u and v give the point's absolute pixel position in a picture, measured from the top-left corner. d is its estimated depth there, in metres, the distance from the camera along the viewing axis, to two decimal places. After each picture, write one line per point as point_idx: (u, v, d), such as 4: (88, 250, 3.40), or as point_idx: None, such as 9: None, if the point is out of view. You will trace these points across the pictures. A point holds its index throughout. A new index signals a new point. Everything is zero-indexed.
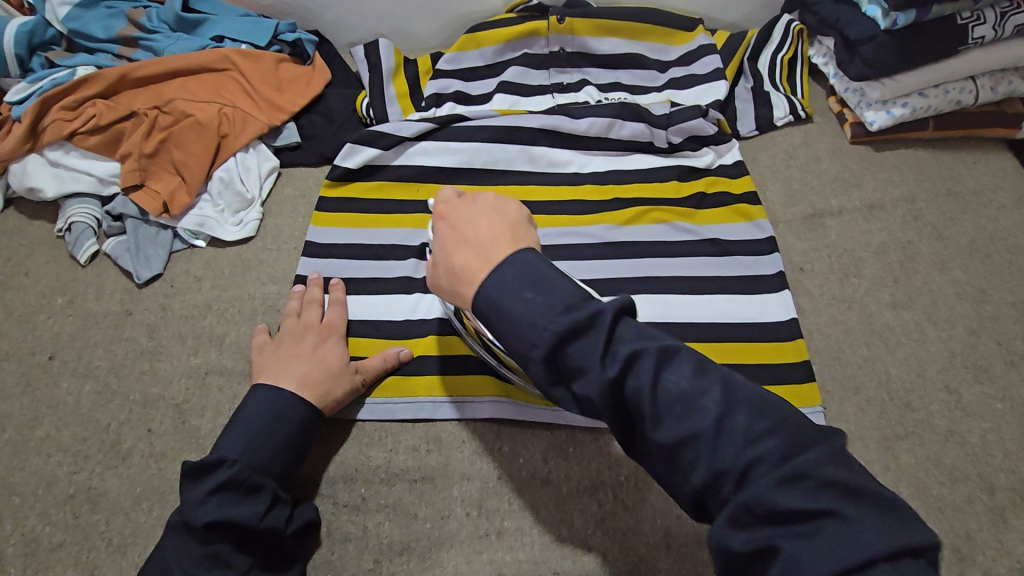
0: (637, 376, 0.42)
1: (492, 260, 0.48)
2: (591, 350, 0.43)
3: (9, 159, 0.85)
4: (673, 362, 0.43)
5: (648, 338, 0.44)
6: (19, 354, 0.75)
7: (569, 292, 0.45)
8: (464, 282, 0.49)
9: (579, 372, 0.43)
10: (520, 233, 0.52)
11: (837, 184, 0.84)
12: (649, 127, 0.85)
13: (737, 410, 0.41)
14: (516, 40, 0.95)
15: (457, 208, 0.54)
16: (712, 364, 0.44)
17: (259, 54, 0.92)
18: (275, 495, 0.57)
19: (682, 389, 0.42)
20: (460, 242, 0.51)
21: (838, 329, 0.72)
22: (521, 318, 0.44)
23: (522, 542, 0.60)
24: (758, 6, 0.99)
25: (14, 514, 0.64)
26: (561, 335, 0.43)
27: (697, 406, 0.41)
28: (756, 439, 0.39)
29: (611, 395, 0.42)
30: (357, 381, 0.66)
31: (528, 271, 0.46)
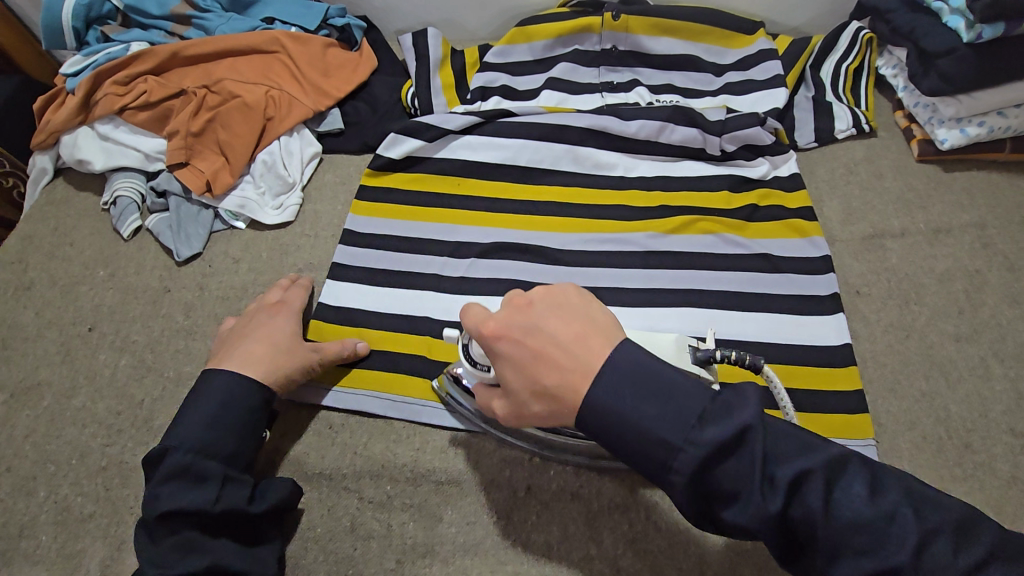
0: (805, 501, 0.40)
1: (589, 367, 0.44)
2: (742, 473, 0.40)
3: (61, 130, 0.86)
4: (842, 480, 0.41)
5: (809, 453, 0.41)
6: (60, 323, 0.76)
7: (695, 395, 0.42)
8: (564, 404, 0.44)
9: (729, 497, 0.41)
10: (592, 316, 0.46)
11: (901, 205, 0.80)
12: (703, 132, 0.82)
13: (938, 537, 0.39)
14: (568, 36, 0.92)
15: (513, 318, 0.47)
16: (884, 474, 0.42)
17: (309, 38, 0.92)
18: (225, 475, 0.55)
19: (866, 516, 0.39)
20: (540, 358, 0.45)
21: (894, 359, 0.68)
22: (651, 435, 0.42)
23: (549, 558, 0.58)
24: (824, 11, 0.94)
25: (47, 482, 0.65)
26: (706, 458, 0.40)
27: (886, 536, 0.39)
28: (967, 574, 0.38)
29: (776, 523, 0.40)
30: (310, 357, 0.64)
31: (637, 379, 0.43)
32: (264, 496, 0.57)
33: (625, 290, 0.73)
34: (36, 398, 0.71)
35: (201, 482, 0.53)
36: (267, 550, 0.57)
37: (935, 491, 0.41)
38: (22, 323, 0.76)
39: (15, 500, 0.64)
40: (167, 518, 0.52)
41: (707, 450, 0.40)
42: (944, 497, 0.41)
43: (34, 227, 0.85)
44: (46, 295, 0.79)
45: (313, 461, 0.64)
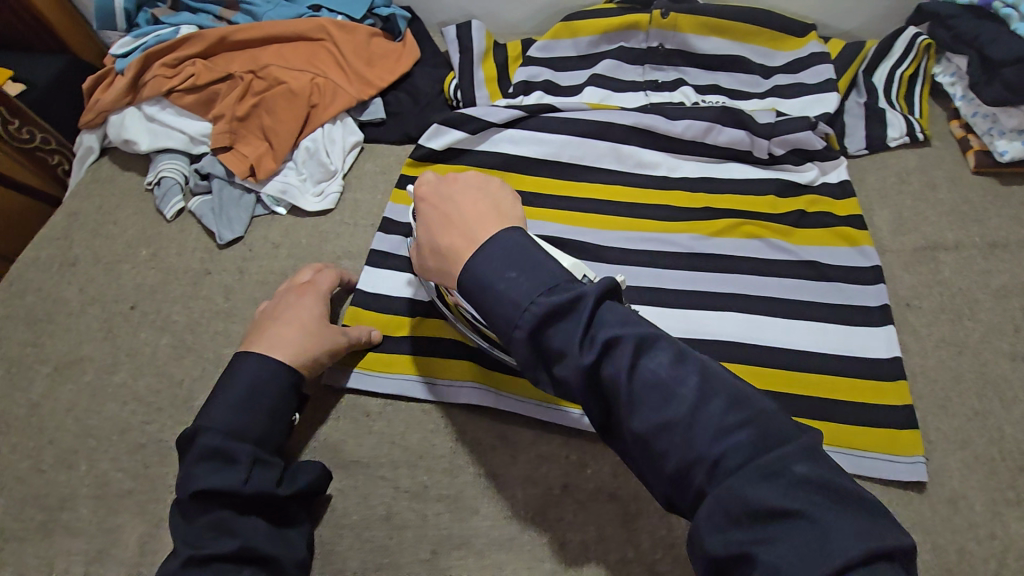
0: (616, 361, 0.42)
1: (477, 237, 0.50)
2: (570, 333, 0.43)
3: (109, 110, 0.87)
4: (652, 350, 0.43)
5: (629, 323, 0.43)
6: (104, 300, 0.77)
7: (554, 270, 0.45)
8: (446, 259, 0.51)
9: (559, 356, 0.43)
10: (504, 209, 0.53)
11: (954, 216, 0.77)
12: (751, 135, 0.80)
13: (715, 400, 0.41)
14: (614, 33, 0.91)
15: (441, 190, 0.56)
16: (691, 353, 0.43)
17: (354, 26, 0.92)
18: (255, 458, 0.54)
19: (661, 377, 0.41)
20: (445, 222, 0.53)
21: (947, 375, 0.66)
22: (503, 293, 0.45)
23: (585, 558, 0.57)
24: (878, 15, 0.92)
25: (88, 456, 0.66)
26: (541, 315, 0.43)
27: (675, 394, 0.41)
28: (731, 431, 0.39)
29: (588, 380, 0.42)
30: (338, 340, 0.64)
31: (511, 248, 0.47)
32: (293, 480, 0.57)
33: (667, 291, 0.72)
34: (78, 371, 0.72)
35: (229, 464, 0.53)
36: (298, 533, 0.57)
37: (732, 374, 0.43)
38: (66, 298, 0.77)
39: (57, 471, 0.65)
40: (200, 498, 0.52)
41: (544, 309, 0.43)
42: (731, 375, 0.43)
43: (79, 204, 0.86)
44: (90, 272, 0.80)
45: (350, 448, 0.64)
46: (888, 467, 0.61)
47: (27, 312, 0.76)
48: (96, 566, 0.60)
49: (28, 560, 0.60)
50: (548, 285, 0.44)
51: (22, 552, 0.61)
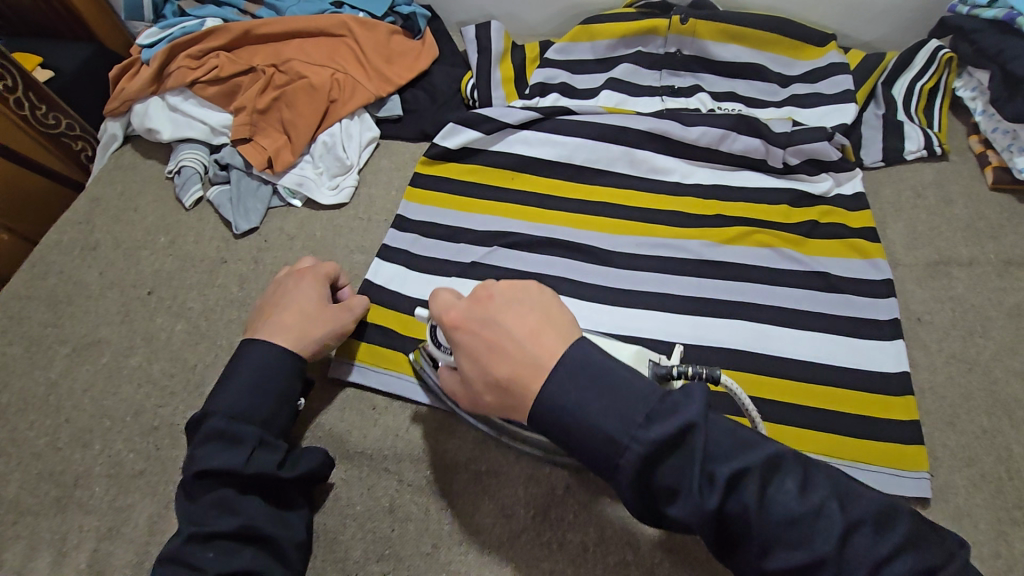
0: (741, 497, 0.41)
1: (541, 361, 0.46)
2: (683, 470, 0.41)
3: (134, 99, 0.89)
4: (776, 478, 0.42)
5: (747, 451, 0.42)
6: (122, 285, 0.79)
7: (644, 393, 0.43)
8: (509, 393, 0.46)
9: (671, 494, 0.42)
10: (551, 316, 0.49)
11: (970, 232, 0.77)
12: (767, 144, 0.80)
13: (861, 529, 0.40)
14: (632, 37, 0.91)
15: (473, 311, 0.50)
16: (817, 472, 0.43)
17: (375, 24, 0.93)
18: (259, 440, 0.55)
19: (794, 510, 0.40)
20: (493, 350, 0.48)
21: (955, 392, 0.66)
22: (598, 431, 0.43)
23: (585, 559, 0.58)
24: (900, 27, 0.91)
25: (104, 436, 0.67)
26: (650, 452, 0.41)
27: (812, 528, 0.40)
28: (888, 561, 0.38)
29: (713, 519, 0.41)
30: (338, 323, 0.65)
31: (587, 378, 0.44)
32: (295, 462, 0.58)
33: (676, 297, 0.72)
34: (96, 353, 0.73)
35: (236, 444, 0.54)
36: (297, 516, 0.57)
37: (860, 486, 0.43)
38: (86, 282, 0.79)
39: (72, 449, 0.67)
40: (204, 478, 0.53)
41: (648, 450, 0.41)
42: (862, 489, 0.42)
43: (102, 189, 0.88)
44: (110, 256, 0.82)
45: (356, 440, 0.65)
46: (894, 481, 0.60)
47: (48, 293, 0.78)
48: (106, 544, 0.61)
49: (42, 535, 0.62)
50: (643, 417, 0.42)
51: (36, 526, 0.62)
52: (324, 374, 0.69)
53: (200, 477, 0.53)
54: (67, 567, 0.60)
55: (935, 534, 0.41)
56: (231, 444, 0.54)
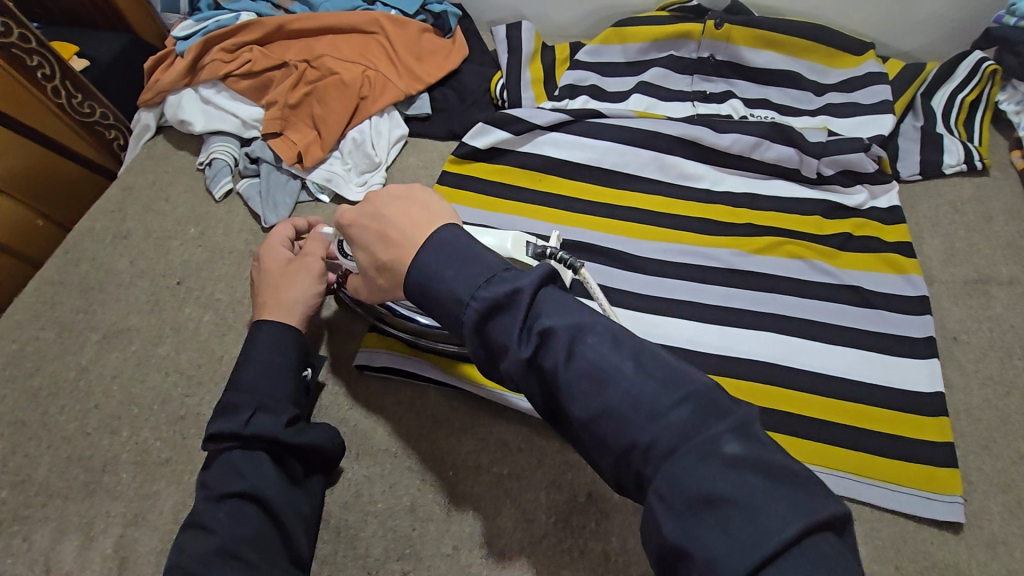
0: (555, 352, 0.41)
1: (413, 240, 0.48)
2: (511, 327, 0.42)
3: (168, 90, 0.90)
4: (590, 338, 0.41)
5: (570, 314, 0.42)
6: (152, 274, 0.80)
7: (490, 263, 0.44)
8: (392, 273, 0.49)
9: (503, 351, 0.42)
10: (428, 205, 0.51)
11: (1010, 251, 0.75)
12: (801, 153, 0.79)
13: (648, 382, 0.39)
14: (666, 41, 0.90)
15: (361, 209, 0.53)
16: (631, 339, 0.42)
17: (406, 21, 0.93)
18: (258, 406, 0.56)
19: (597, 364, 0.40)
20: (378, 239, 0.51)
21: (991, 415, 0.64)
22: (447, 294, 0.44)
23: (605, 568, 0.57)
24: (941, 37, 0.89)
25: (131, 423, 0.68)
26: (483, 310, 0.42)
27: (612, 381, 0.39)
28: (666, 414, 0.38)
29: (532, 374, 0.42)
30: (306, 272, 0.64)
31: (449, 250, 0.46)
32: (299, 432, 0.57)
33: (704, 307, 0.71)
34: (125, 341, 0.74)
35: (234, 411, 0.55)
36: (301, 494, 0.57)
37: (672, 355, 0.41)
38: (117, 270, 0.80)
39: (100, 436, 0.68)
40: (215, 441, 0.55)
41: (482, 309, 0.42)
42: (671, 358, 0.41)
43: (134, 179, 0.89)
44: (140, 246, 0.83)
45: (379, 437, 0.65)
46: (925, 505, 0.59)
47: (80, 280, 0.80)
48: (132, 530, 0.62)
49: (71, 518, 0.63)
50: (483, 280, 0.43)
51: (65, 509, 0.63)
52: (347, 368, 0.70)
53: (209, 443, 0.55)
54: (94, 551, 0.61)
55: (727, 394, 0.39)
56: (233, 414, 0.55)
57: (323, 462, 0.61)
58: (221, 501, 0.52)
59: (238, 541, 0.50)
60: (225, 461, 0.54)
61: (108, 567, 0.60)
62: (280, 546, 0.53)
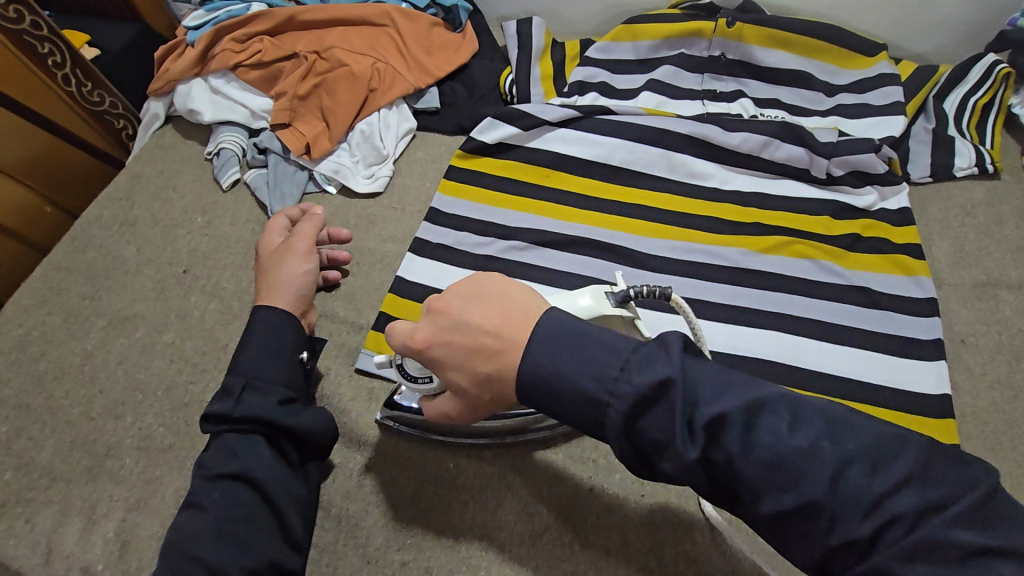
0: (725, 444, 0.37)
1: (515, 340, 0.43)
2: (667, 422, 0.38)
3: (178, 79, 0.90)
4: (760, 418, 0.38)
5: (727, 394, 0.38)
6: (158, 262, 0.80)
7: (614, 346, 0.41)
8: (502, 387, 0.44)
9: (660, 447, 0.38)
10: (510, 293, 0.45)
11: (1020, 254, 0.74)
12: (810, 153, 0.78)
13: (854, 464, 0.35)
14: (676, 39, 0.90)
15: (435, 324, 0.46)
16: (803, 407, 0.38)
17: (417, 14, 0.93)
18: (251, 385, 0.57)
19: (784, 452, 0.36)
20: (471, 353, 0.44)
21: (999, 418, 0.64)
22: (576, 390, 0.40)
23: (607, 563, 0.57)
24: (954, 39, 0.89)
25: (135, 409, 0.68)
26: (630, 409, 0.39)
27: (803, 470, 0.36)
28: (885, 498, 0.34)
29: (699, 471, 0.38)
30: (296, 252, 0.67)
31: (558, 337, 0.42)
32: (293, 414, 0.57)
33: (710, 305, 0.71)
34: (131, 327, 0.75)
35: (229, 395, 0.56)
36: (298, 479, 0.57)
37: (860, 417, 0.38)
38: (124, 256, 0.81)
39: (104, 421, 0.68)
40: (212, 424, 0.56)
41: (632, 410, 0.38)
42: (855, 420, 0.38)
43: (142, 167, 0.89)
44: (147, 233, 0.83)
45: (380, 429, 0.65)
46: None
47: (87, 266, 0.80)
48: (134, 514, 0.62)
49: (74, 501, 0.63)
50: (620, 376, 0.39)
51: (68, 493, 0.63)
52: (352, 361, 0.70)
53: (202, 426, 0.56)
54: (96, 535, 0.61)
55: (940, 461, 0.35)
56: (228, 395, 0.56)
57: (320, 447, 0.60)
58: (220, 486, 0.53)
59: (236, 523, 0.51)
60: (221, 444, 0.55)
61: (110, 551, 0.60)
62: (276, 529, 0.53)
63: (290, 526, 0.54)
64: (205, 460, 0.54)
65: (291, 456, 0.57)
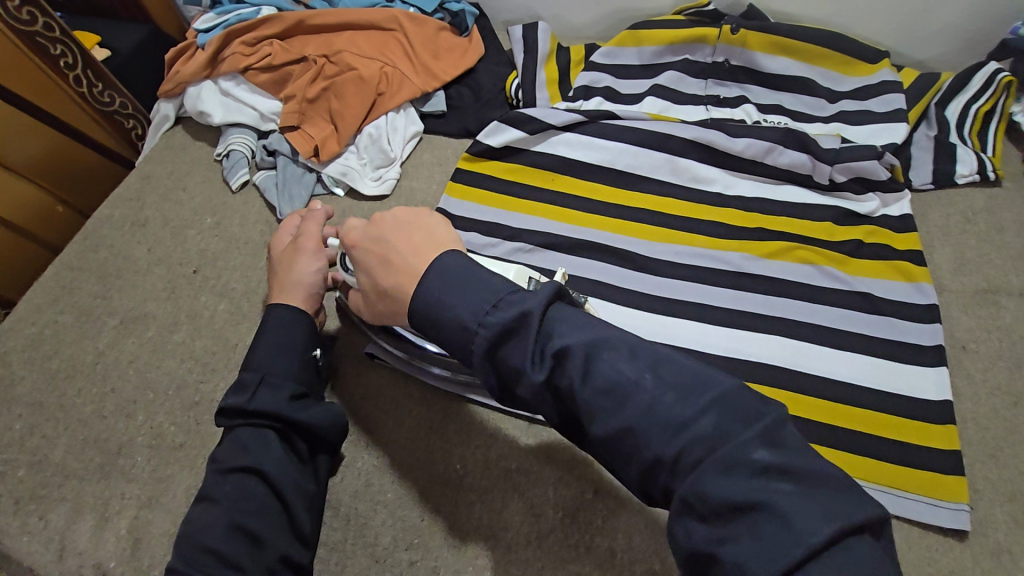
0: (569, 372, 0.42)
1: (416, 268, 0.50)
2: (523, 350, 0.42)
3: (188, 81, 0.91)
4: (603, 352, 0.42)
5: (581, 332, 0.43)
6: (169, 262, 0.81)
7: (493, 286, 0.45)
8: (397, 299, 0.51)
9: (519, 375, 0.43)
10: (434, 233, 0.53)
11: (1020, 262, 0.75)
12: (814, 159, 0.79)
13: (668, 393, 0.40)
14: (680, 45, 0.91)
15: (369, 231, 0.55)
16: (647, 349, 0.43)
17: (424, 19, 0.94)
18: (263, 379, 0.58)
19: (616, 380, 0.41)
20: (379, 262, 0.53)
21: (999, 424, 0.65)
22: (453, 319, 0.45)
23: (612, 563, 0.58)
24: (957, 47, 0.89)
25: (146, 407, 0.69)
26: (493, 336, 0.43)
27: (629, 397, 0.40)
28: (690, 424, 0.38)
29: (548, 395, 0.43)
30: (305, 249, 0.67)
31: (452, 273, 0.47)
32: (305, 409, 0.59)
33: (713, 310, 0.72)
34: (142, 327, 0.76)
35: (242, 389, 0.58)
36: (308, 474, 0.59)
37: (692, 362, 0.42)
38: (135, 257, 0.82)
39: (116, 419, 0.69)
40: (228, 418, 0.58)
41: (491, 337, 0.43)
42: (687, 362, 0.42)
43: (153, 168, 0.91)
44: (158, 234, 0.84)
45: (388, 428, 0.66)
46: (933, 512, 0.59)
47: (98, 266, 0.81)
48: (145, 512, 0.63)
49: (87, 498, 0.64)
50: (488, 311, 0.44)
51: (81, 490, 0.65)
52: (358, 359, 0.71)
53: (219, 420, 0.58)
54: (109, 532, 0.62)
55: (750, 396, 0.39)
56: (241, 391, 0.58)
57: (329, 443, 0.62)
58: (231, 479, 0.54)
59: (249, 517, 0.52)
60: (235, 438, 0.56)
61: (122, 548, 0.61)
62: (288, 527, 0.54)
63: (300, 520, 0.55)
64: (218, 454, 0.56)
65: (302, 451, 0.59)
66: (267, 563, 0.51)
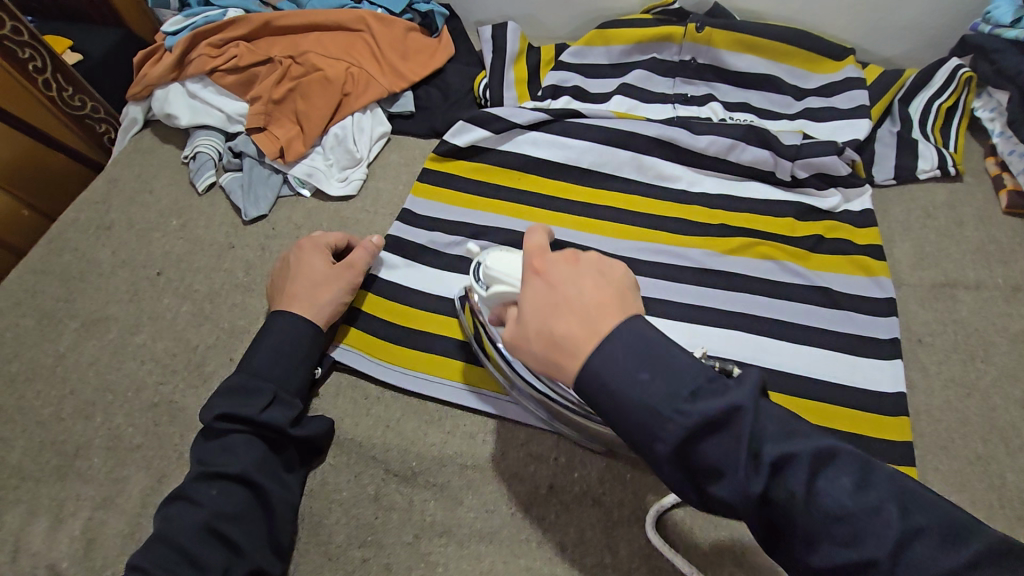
0: (786, 483, 0.38)
1: (601, 328, 0.42)
2: (727, 449, 0.39)
3: (155, 84, 0.91)
4: (830, 470, 0.38)
5: (796, 438, 0.39)
6: (133, 265, 0.81)
7: (693, 369, 0.41)
8: (566, 354, 0.42)
9: (715, 473, 0.39)
10: (628, 298, 0.45)
11: (978, 256, 0.76)
12: (775, 156, 0.80)
13: (924, 539, 0.36)
14: (647, 43, 0.91)
15: (556, 261, 0.47)
16: (880, 472, 0.39)
17: (393, 20, 0.94)
18: (276, 395, 0.60)
19: (847, 507, 0.37)
20: (558, 304, 0.44)
21: (951, 416, 0.65)
22: (636, 398, 0.40)
23: (564, 559, 0.58)
24: (922, 44, 0.90)
25: (105, 409, 0.69)
26: (695, 427, 0.39)
27: (866, 530, 0.37)
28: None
29: (755, 505, 0.39)
30: (346, 278, 0.69)
31: (641, 347, 0.41)
32: (304, 425, 0.62)
33: (672, 305, 0.72)
34: (104, 329, 0.76)
35: (252, 395, 0.60)
36: (294, 479, 0.61)
37: (935, 495, 0.38)
38: (99, 260, 0.82)
39: (74, 421, 0.69)
40: (224, 423, 0.58)
41: (682, 436, 0.39)
42: (937, 499, 0.38)
43: (120, 171, 0.91)
44: (123, 236, 0.84)
45: (346, 427, 0.66)
46: None
47: (62, 269, 0.81)
48: (100, 513, 0.63)
49: (41, 501, 0.64)
50: (680, 405, 0.39)
51: (36, 492, 0.64)
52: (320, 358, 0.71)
53: (215, 422, 0.58)
54: (63, 534, 0.62)
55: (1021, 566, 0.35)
56: (253, 398, 0.59)
57: (316, 452, 0.64)
58: (216, 485, 0.55)
59: (224, 521, 0.54)
60: (227, 444, 0.57)
61: (75, 549, 0.61)
62: (264, 530, 0.56)
63: (278, 530, 0.57)
64: (206, 456, 0.57)
65: (293, 461, 0.61)
66: (239, 574, 0.53)
